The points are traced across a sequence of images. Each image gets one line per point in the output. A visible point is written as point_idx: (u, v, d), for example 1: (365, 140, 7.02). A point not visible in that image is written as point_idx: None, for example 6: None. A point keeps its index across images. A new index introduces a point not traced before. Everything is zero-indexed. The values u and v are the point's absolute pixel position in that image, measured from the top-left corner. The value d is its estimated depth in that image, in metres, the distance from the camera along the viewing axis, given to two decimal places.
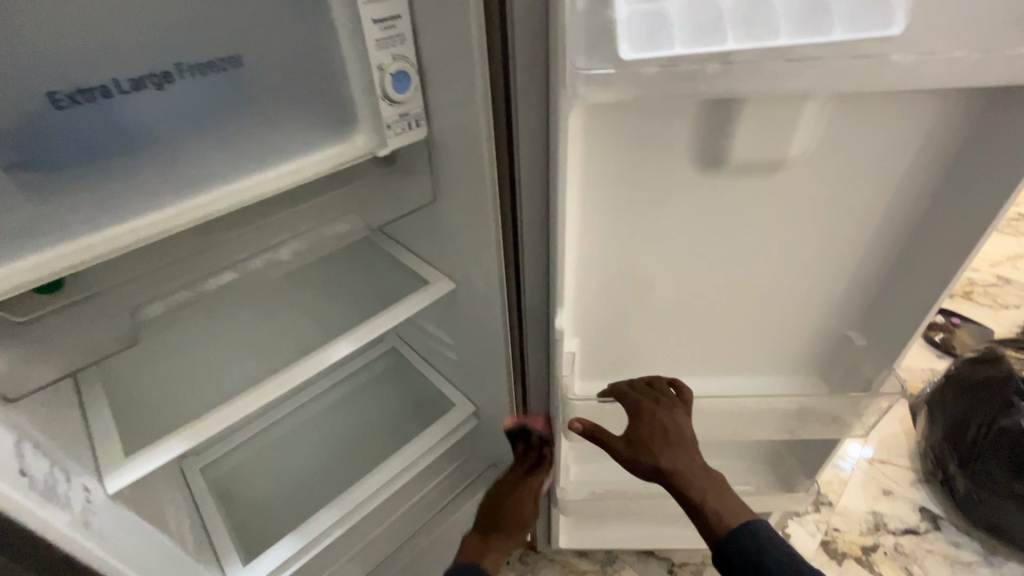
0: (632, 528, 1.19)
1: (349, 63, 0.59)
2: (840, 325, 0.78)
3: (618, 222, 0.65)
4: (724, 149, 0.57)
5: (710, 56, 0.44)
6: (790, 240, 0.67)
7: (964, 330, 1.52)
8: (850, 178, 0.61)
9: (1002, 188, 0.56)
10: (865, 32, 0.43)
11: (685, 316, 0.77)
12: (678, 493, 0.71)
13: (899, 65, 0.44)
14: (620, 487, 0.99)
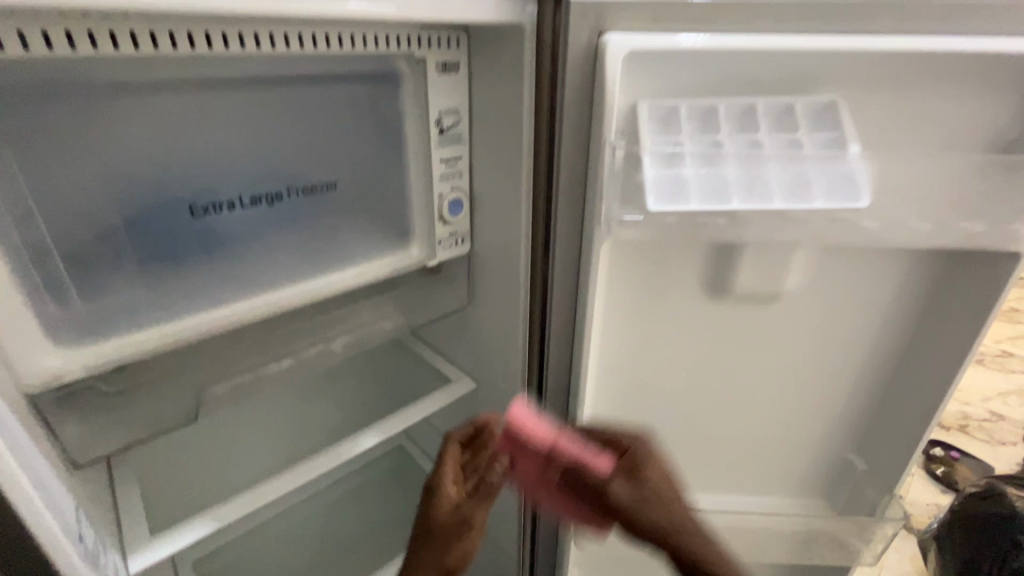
0: None
1: (415, 190, 0.71)
2: (841, 448, 0.82)
3: (637, 339, 0.72)
4: (730, 281, 0.67)
5: (719, 212, 0.56)
6: (789, 362, 0.74)
7: (964, 465, 1.54)
8: (841, 313, 0.70)
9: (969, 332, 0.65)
10: (840, 201, 0.54)
11: (695, 429, 0.81)
12: None
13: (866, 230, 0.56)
14: None
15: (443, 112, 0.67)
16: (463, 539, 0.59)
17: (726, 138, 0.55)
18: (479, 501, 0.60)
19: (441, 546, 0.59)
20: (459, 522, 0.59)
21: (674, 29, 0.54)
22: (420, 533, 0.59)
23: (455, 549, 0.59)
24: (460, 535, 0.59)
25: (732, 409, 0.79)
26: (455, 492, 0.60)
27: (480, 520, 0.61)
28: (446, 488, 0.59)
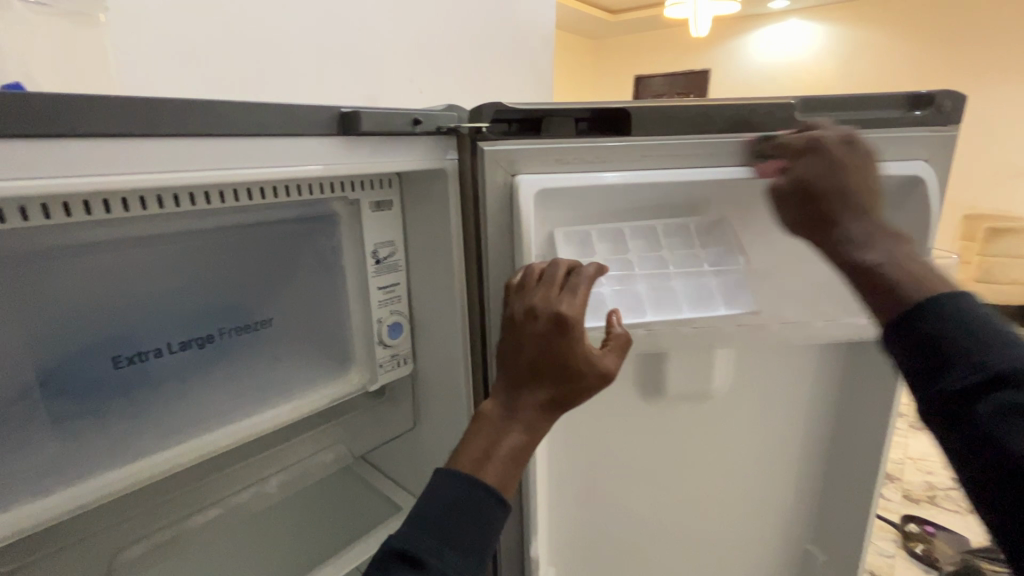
0: None
1: (355, 316, 0.74)
2: (799, 541, 0.83)
3: (587, 451, 0.72)
4: (662, 383, 0.70)
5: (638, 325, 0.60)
6: (732, 458, 0.76)
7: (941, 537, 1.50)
8: (768, 404, 0.74)
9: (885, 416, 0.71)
10: (739, 308, 0.61)
11: (655, 538, 0.79)
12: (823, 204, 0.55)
13: (769, 330, 0.63)
14: None
15: (379, 245, 0.71)
16: (567, 341, 0.45)
17: (636, 257, 0.63)
18: (602, 347, 0.49)
19: (568, 383, 0.45)
20: (590, 364, 0.46)
21: (579, 168, 0.61)
22: (527, 365, 0.46)
23: (587, 390, 0.46)
24: (562, 335, 0.45)
25: (688, 515, 0.78)
26: (550, 286, 0.48)
27: (580, 320, 0.46)
28: (582, 325, 0.45)
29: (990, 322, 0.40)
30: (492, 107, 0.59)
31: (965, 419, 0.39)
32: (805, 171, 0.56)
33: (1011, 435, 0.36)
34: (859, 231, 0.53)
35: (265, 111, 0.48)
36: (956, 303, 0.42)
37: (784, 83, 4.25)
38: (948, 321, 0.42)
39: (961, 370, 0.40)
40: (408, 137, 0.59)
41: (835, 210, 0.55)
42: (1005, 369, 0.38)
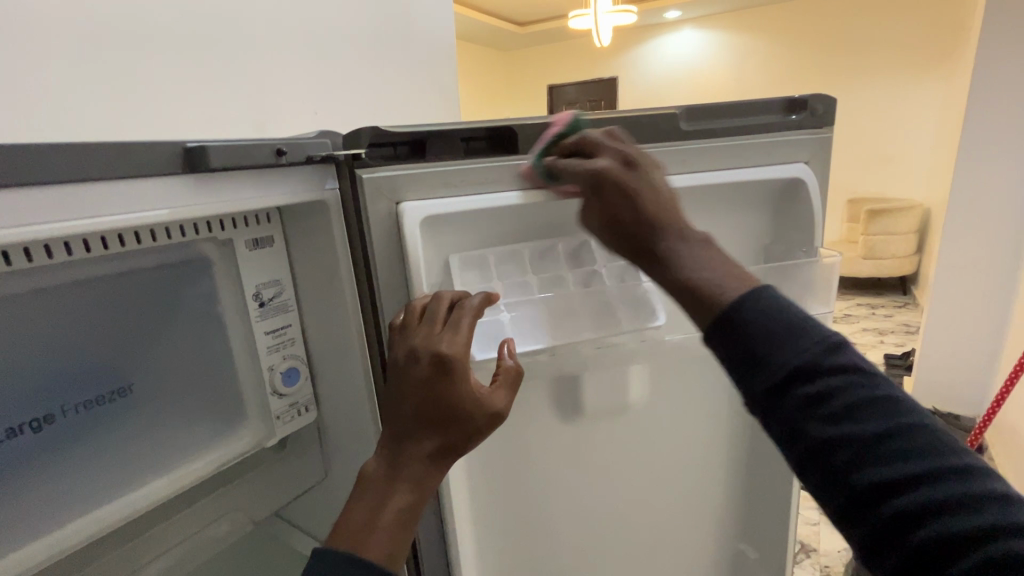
0: None
1: (242, 367, 0.67)
2: (732, 541, 0.84)
3: (511, 482, 0.70)
4: (580, 402, 0.69)
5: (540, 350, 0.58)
6: (658, 468, 0.76)
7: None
8: (687, 408, 0.75)
9: None
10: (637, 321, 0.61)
11: (590, 560, 0.78)
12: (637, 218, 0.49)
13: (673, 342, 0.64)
14: None
15: (261, 286, 0.65)
16: (451, 383, 0.43)
17: (535, 279, 0.61)
18: (492, 382, 0.48)
19: (453, 427, 0.44)
20: (476, 402, 0.45)
21: (469, 190, 0.59)
22: (407, 414, 0.43)
23: (474, 431, 0.45)
24: (444, 377, 0.43)
25: (621, 531, 0.78)
26: (430, 326, 0.47)
27: (462, 359, 0.44)
28: (464, 362, 0.45)
29: (760, 324, 0.39)
30: (369, 130, 0.55)
31: (780, 412, 0.38)
32: (608, 196, 0.51)
33: (813, 421, 0.37)
34: (668, 250, 0.46)
35: (84, 151, 0.41)
36: (748, 304, 0.40)
37: (686, 87, 4.51)
38: (759, 313, 0.40)
39: (766, 366, 0.39)
40: (272, 169, 0.53)
41: (645, 232, 0.49)
42: (804, 361, 0.37)
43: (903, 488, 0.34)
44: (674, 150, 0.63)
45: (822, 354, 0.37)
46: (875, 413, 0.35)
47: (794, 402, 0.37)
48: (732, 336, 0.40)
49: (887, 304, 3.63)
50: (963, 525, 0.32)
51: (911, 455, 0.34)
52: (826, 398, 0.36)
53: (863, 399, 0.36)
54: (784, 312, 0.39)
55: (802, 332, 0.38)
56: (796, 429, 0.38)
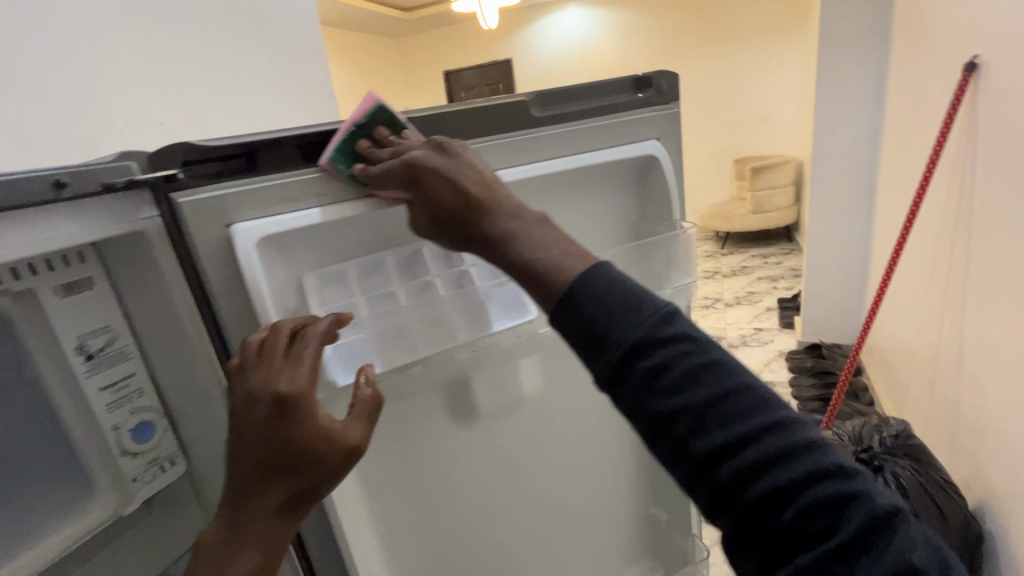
0: None
1: (78, 431, 0.58)
2: (643, 506, 0.88)
3: (413, 498, 0.67)
4: (474, 404, 0.68)
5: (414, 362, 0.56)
6: (562, 454, 0.77)
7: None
8: (583, 390, 0.76)
9: None
10: (511, 317, 0.61)
11: (510, 557, 0.77)
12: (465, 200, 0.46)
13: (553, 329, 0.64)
14: None
15: (87, 336, 0.56)
16: (295, 432, 0.41)
17: (401, 289, 0.59)
18: (349, 415, 0.45)
19: (298, 475, 0.42)
20: (323, 445, 0.42)
21: (314, 203, 0.54)
22: (248, 467, 0.41)
23: (322, 475, 0.43)
24: (285, 427, 0.40)
25: (538, 522, 0.78)
26: (271, 367, 0.42)
27: (306, 404, 0.41)
28: (308, 402, 0.42)
29: (600, 302, 0.38)
30: (181, 148, 0.48)
31: (624, 388, 0.38)
32: (428, 186, 0.48)
33: (655, 395, 0.36)
34: (506, 230, 0.44)
35: None
36: (584, 288, 0.39)
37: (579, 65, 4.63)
38: (601, 293, 0.38)
39: (607, 345, 0.37)
40: (74, 204, 0.45)
41: (473, 215, 0.46)
42: (643, 336, 0.37)
43: (735, 446, 0.35)
44: (529, 138, 0.61)
45: (654, 328, 0.37)
46: (707, 379, 0.36)
47: (636, 378, 0.37)
48: (572, 321, 0.39)
49: (776, 253, 4.00)
50: (788, 472, 0.34)
51: (739, 414, 0.36)
52: (664, 369, 0.36)
53: (694, 367, 0.36)
54: (623, 288, 0.38)
55: (635, 307, 0.37)
56: (640, 406, 0.37)
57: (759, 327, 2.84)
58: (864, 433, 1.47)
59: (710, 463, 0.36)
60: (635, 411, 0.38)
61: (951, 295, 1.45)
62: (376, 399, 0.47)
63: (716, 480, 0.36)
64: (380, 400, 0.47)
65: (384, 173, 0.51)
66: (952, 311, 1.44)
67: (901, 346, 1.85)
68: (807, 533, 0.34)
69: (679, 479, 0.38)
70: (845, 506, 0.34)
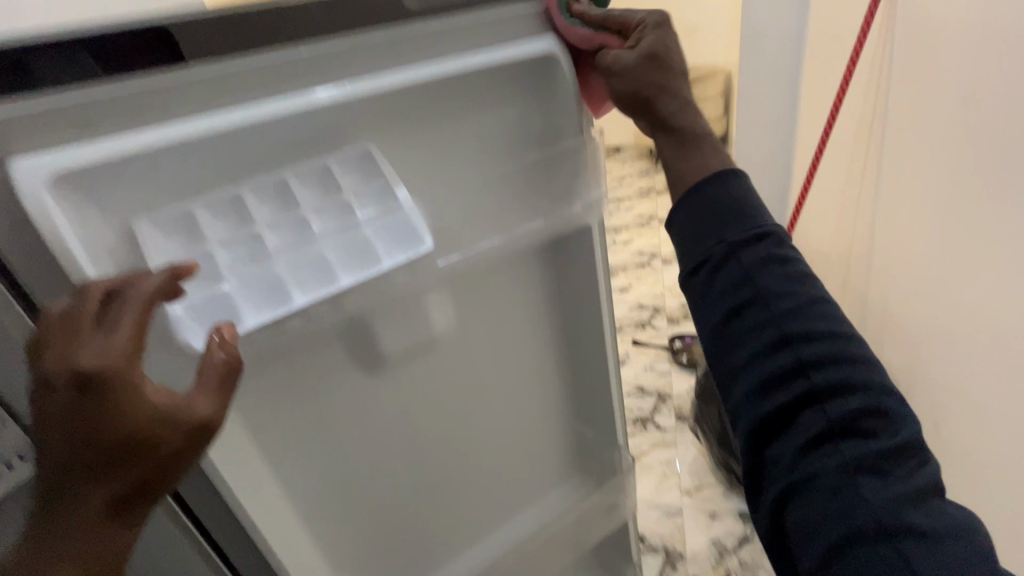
0: None
1: None
2: (572, 428, 0.88)
3: (323, 458, 0.62)
4: (378, 351, 0.61)
5: (282, 316, 0.45)
6: (485, 391, 0.74)
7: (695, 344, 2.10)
8: (502, 323, 0.71)
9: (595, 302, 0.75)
10: (401, 253, 0.50)
11: (443, 496, 0.76)
12: (670, 61, 0.58)
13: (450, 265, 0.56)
14: None
15: None
16: (117, 415, 0.33)
17: (265, 227, 0.47)
18: (196, 385, 0.38)
19: (131, 465, 0.35)
20: (155, 427, 0.35)
21: (119, 128, 0.41)
22: (58, 463, 0.33)
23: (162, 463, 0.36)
24: (102, 411, 0.33)
25: (467, 459, 0.76)
26: (76, 339, 0.33)
27: (130, 380, 0.34)
28: (122, 376, 0.34)
29: (737, 203, 0.51)
30: None
31: (746, 258, 0.49)
32: (661, 44, 0.58)
33: (772, 272, 0.48)
34: (676, 98, 0.58)
35: None
36: (736, 185, 0.52)
37: None
38: (749, 194, 0.52)
39: (746, 223, 0.50)
40: None
41: (671, 79, 0.58)
42: (777, 231, 0.50)
43: (818, 336, 0.46)
44: (402, 31, 0.50)
45: (785, 236, 0.50)
46: (812, 286, 0.48)
47: (762, 255, 0.49)
48: (719, 199, 0.51)
49: None
50: (851, 370, 0.45)
51: (825, 318, 0.47)
52: (785, 263, 0.49)
53: (806, 274, 0.49)
54: (763, 206, 0.52)
55: (773, 216, 0.51)
56: (754, 277, 0.48)
57: None
58: None
59: (791, 339, 0.46)
60: (742, 284, 0.48)
61: (863, 198, 1.50)
62: (234, 363, 0.40)
63: (795, 356, 0.46)
64: (238, 363, 0.40)
65: (627, 18, 0.58)
66: (863, 213, 1.50)
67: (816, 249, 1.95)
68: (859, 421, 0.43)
69: (751, 354, 0.47)
70: (881, 418, 0.44)
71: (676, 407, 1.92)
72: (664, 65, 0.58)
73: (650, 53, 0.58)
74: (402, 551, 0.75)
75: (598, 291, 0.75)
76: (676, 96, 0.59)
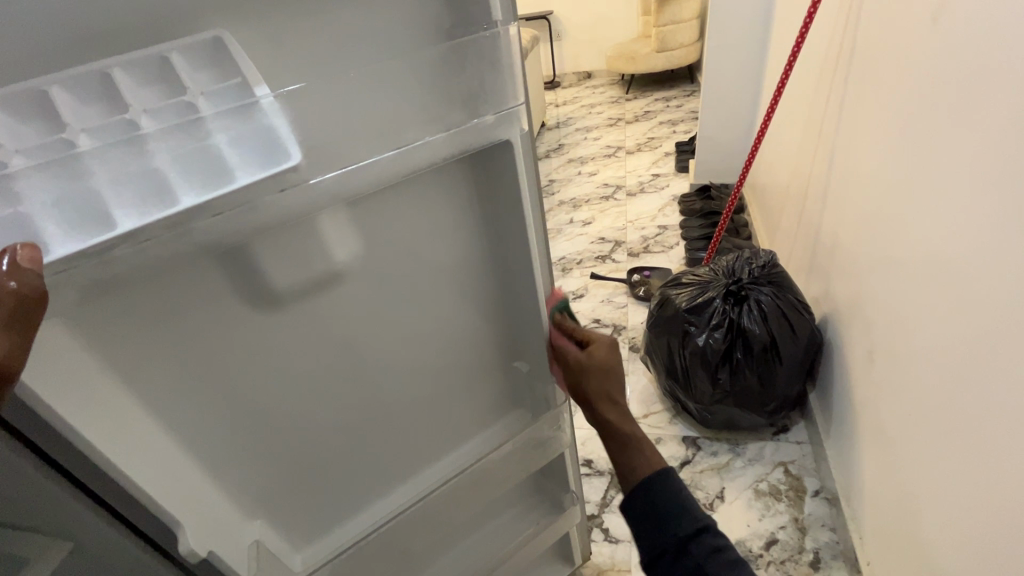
0: None
1: None
2: (507, 363, 0.85)
3: (211, 395, 0.57)
4: (268, 283, 0.55)
5: (109, 242, 0.38)
6: (402, 325, 0.69)
7: (653, 277, 2.10)
8: (419, 254, 0.65)
9: (519, 226, 0.70)
10: (263, 169, 0.42)
11: (362, 430, 0.73)
12: (607, 375, 0.65)
13: (334, 181, 0.47)
14: None
15: None
16: None
17: (82, 135, 0.38)
18: None
19: None
20: None
21: None
22: None
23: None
24: None
25: (388, 395, 0.73)
26: None
27: None
28: None
29: (677, 496, 0.55)
30: None
31: (683, 565, 0.53)
32: (605, 359, 0.66)
33: (701, 561, 0.52)
34: (612, 401, 0.64)
35: None
36: (667, 483, 0.56)
37: None
38: (674, 490, 0.56)
39: (676, 522, 0.54)
40: None
41: (597, 388, 0.65)
42: (701, 521, 0.53)
43: None
44: None
45: (706, 517, 0.54)
46: (740, 568, 0.51)
47: (694, 556, 0.52)
48: (655, 499, 0.55)
49: (677, 95, 3.89)
50: None
51: None
52: (710, 551, 0.52)
53: (727, 552, 0.52)
54: (688, 492, 0.55)
55: (697, 503, 0.55)
56: (691, 574, 0.52)
57: (655, 174, 2.86)
58: (737, 265, 1.59)
59: None
60: (694, 574, 0.52)
61: (827, 127, 1.44)
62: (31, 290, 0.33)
63: None
64: (42, 295, 0.34)
65: (582, 332, 0.72)
66: (825, 142, 1.45)
67: (775, 181, 1.93)
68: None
69: None
70: None
71: (630, 339, 1.94)
72: (593, 380, 0.66)
73: (591, 360, 0.68)
74: (323, 488, 0.73)
75: (524, 219, 0.69)
76: (612, 406, 0.63)
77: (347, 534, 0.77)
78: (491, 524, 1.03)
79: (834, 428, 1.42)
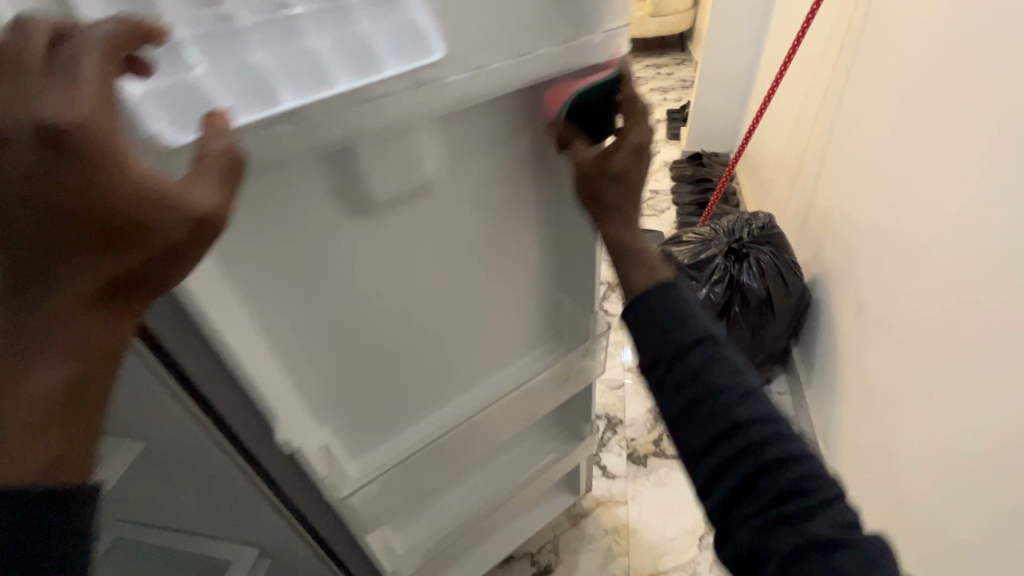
0: (492, 535, 1.25)
1: None
2: (550, 294, 0.89)
3: (301, 299, 0.59)
4: (365, 191, 0.56)
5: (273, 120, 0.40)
6: (468, 247, 0.71)
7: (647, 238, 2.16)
8: (489, 179, 0.67)
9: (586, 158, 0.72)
10: (410, 62, 0.44)
11: (421, 348, 0.76)
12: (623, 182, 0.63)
13: (459, 84, 0.49)
14: (464, 517, 1.01)
15: None
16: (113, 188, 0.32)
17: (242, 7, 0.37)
18: (194, 168, 0.36)
19: (129, 248, 0.34)
20: (151, 211, 0.34)
21: None
22: (52, 236, 0.32)
23: (160, 253, 0.35)
24: (90, 182, 0.31)
25: (447, 314, 0.76)
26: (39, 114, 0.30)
27: (116, 155, 0.32)
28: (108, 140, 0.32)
29: (675, 305, 0.58)
30: None
31: (678, 368, 0.55)
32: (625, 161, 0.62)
33: (693, 364, 0.54)
34: (620, 213, 0.65)
35: None
36: (667, 292, 0.59)
37: None
38: (674, 300, 0.58)
39: (677, 329, 0.56)
40: None
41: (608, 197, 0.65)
42: (701, 331, 0.56)
43: (745, 418, 0.51)
44: None
45: (706, 328, 0.57)
46: (730, 373, 0.54)
47: (688, 359, 0.55)
48: (653, 308, 0.58)
49: (668, 63, 3.88)
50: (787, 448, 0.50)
51: (738, 398, 0.53)
52: (706, 356, 0.55)
53: (721, 360, 0.55)
54: (688, 305, 0.58)
55: (697, 315, 0.58)
56: (685, 375, 0.54)
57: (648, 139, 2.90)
58: (736, 225, 1.66)
59: (718, 415, 0.52)
60: (687, 374, 0.54)
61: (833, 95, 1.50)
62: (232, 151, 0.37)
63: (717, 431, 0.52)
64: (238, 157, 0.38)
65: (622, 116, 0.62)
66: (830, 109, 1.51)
67: (768, 150, 2.01)
68: (828, 539, 0.45)
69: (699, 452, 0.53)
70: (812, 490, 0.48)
71: None
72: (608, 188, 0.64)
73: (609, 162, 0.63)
74: (382, 401, 0.77)
75: None
76: (620, 214, 0.66)
77: (399, 446, 0.82)
78: (514, 451, 1.10)
79: (816, 378, 1.54)
